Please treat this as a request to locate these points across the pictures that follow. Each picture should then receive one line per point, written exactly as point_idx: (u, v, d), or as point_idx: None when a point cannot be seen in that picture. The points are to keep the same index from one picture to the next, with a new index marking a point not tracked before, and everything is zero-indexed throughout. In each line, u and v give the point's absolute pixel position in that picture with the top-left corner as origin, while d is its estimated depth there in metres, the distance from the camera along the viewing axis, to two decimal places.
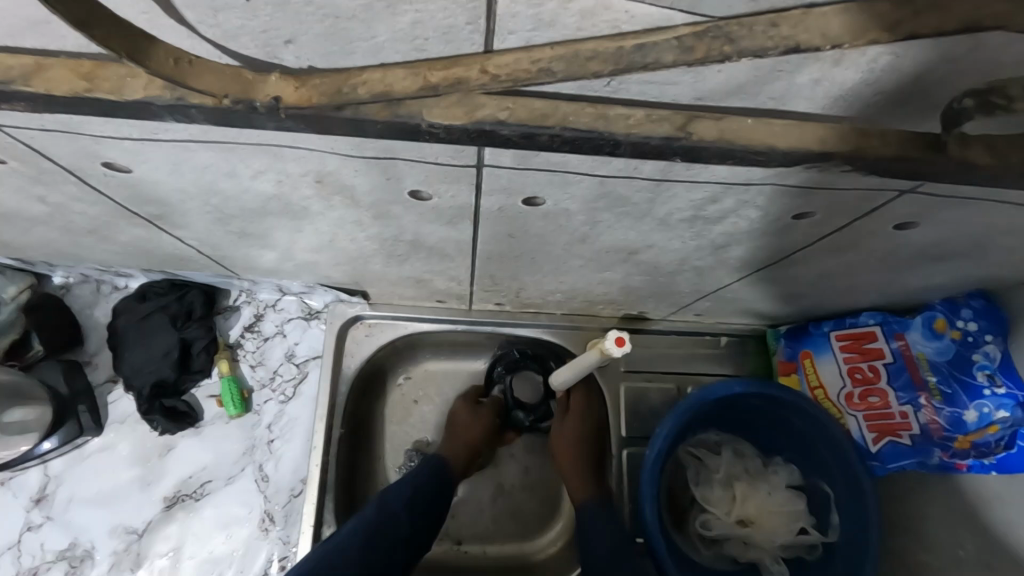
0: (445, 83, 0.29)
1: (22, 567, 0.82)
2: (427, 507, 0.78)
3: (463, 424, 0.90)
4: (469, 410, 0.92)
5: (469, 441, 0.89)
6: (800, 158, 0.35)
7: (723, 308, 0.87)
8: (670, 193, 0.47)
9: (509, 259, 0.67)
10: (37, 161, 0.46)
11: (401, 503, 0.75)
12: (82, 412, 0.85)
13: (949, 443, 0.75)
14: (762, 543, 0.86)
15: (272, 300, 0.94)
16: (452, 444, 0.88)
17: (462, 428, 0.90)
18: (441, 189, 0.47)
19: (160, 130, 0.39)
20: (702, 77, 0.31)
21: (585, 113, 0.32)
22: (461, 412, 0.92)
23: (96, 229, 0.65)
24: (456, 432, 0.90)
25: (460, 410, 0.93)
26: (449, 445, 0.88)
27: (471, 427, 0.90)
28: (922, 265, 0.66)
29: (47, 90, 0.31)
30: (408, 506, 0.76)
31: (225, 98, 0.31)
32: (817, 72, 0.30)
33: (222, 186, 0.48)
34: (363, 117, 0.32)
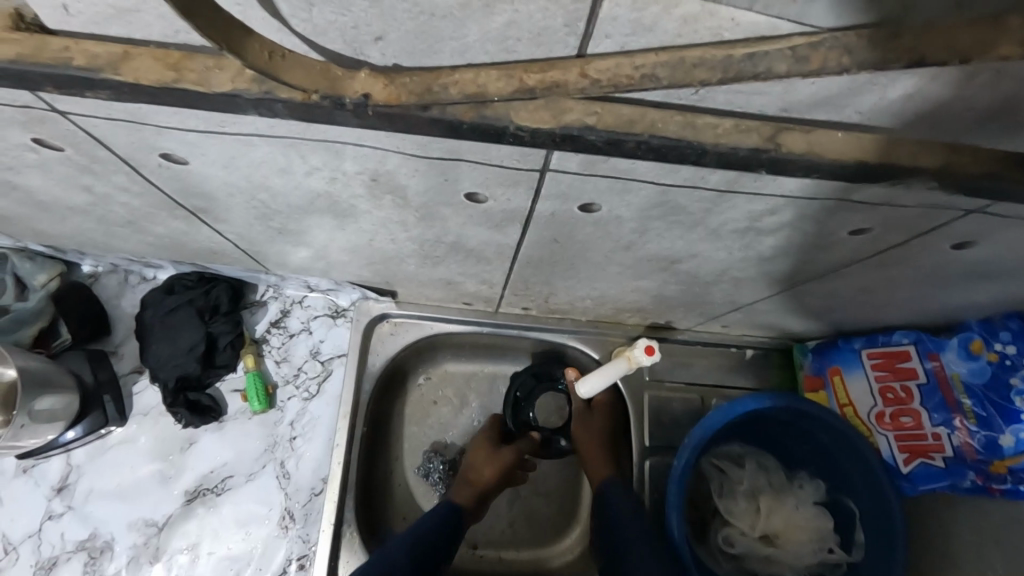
0: (540, 85, 0.28)
1: (42, 557, 0.82)
2: (434, 549, 0.76)
3: (479, 464, 0.88)
4: (488, 454, 0.89)
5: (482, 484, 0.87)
6: (886, 174, 0.34)
7: (753, 320, 0.86)
8: (729, 204, 0.46)
9: (547, 265, 0.66)
10: (92, 149, 0.45)
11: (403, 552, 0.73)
12: (107, 403, 0.85)
13: (983, 466, 0.74)
14: (786, 560, 0.84)
15: (299, 297, 0.94)
16: (466, 489, 0.87)
17: (478, 469, 0.88)
18: (497, 192, 0.46)
19: (228, 123, 0.38)
20: (793, 88, 0.30)
21: (674, 121, 0.32)
22: (479, 457, 0.89)
23: (135, 220, 0.64)
24: (472, 473, 0.88)
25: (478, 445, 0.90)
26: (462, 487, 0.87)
27: (490, 464, 0.88)
28: (967, 285, 0.65)
29: (134, 79, 0.30)
30: (411, 554, 0.73)
31: (312, 94, 0.30)
32: (912, 86, 0.30)
33: (276, 182, 0.48)
34: (449, 117, 0.31)
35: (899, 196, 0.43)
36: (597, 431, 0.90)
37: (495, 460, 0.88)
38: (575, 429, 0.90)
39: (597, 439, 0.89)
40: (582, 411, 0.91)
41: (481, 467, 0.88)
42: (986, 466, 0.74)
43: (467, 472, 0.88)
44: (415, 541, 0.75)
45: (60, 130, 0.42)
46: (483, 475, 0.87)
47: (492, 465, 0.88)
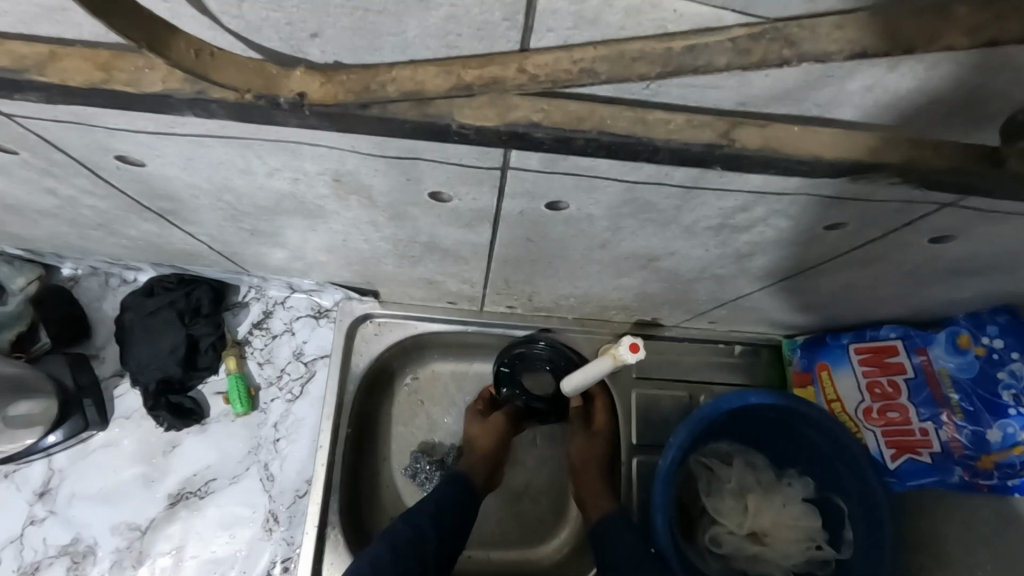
0: (480, 82, 0.27)
1: (24, 562, 0.81)
2: (454, 517, 0.79)
3: (476, 433, 0.90)
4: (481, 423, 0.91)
5: (485, 451, 0.88)
6: (847, 169, 0.33)
7: (741, 317, 0.85)
8: (699, 201, 0.45)
9: (525, 264, 0.65)
10: (48, 153, 0.45)
11: (427, 518, 0.76)
12: (88, 407, 0.84)
13: (970, 461, 0.73)
14: (774, 558, 0.84)
15: (282, 297, 0.93)
16: (470, 461, 0.88)
17: (476, 438, 0.89)
18: (462, 190, 0.45)
19: (177, 124, 0.37)
20: (746, 82, 0.29)
21: (624, 117, 0.31)
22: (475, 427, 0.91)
23: (106, 223, 0.63)
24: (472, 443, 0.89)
25: (471, 417, 0.92)
26: (465, 460, 0.88)
27: (486, 432, 0.89)
28: (952, 280, 0.64)
29: (63, 81, 0.29)
30: (434, 519, 0.77)
31: (248, 94, 0.29)
32: (870, 79, 0.29)
33: (238, 183, 0.47)
34: (390, 116, 0.30)
35: (871, 191, 0.41)
36: (596, 454, 0.89)
37: (489, 426, 0.90)
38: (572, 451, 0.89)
39: (593, 463, 0.88)
40: (582, 434, 0.90)
41: (477, 436, 0.90)
42: (972, 461, 0.73)
43: (468, 444, 0.90)
44: (437, 506, 0.78)
45: (10, 133, 0.41)
46: (481, 443, 0.89)
47: (488, 432, 0.89)
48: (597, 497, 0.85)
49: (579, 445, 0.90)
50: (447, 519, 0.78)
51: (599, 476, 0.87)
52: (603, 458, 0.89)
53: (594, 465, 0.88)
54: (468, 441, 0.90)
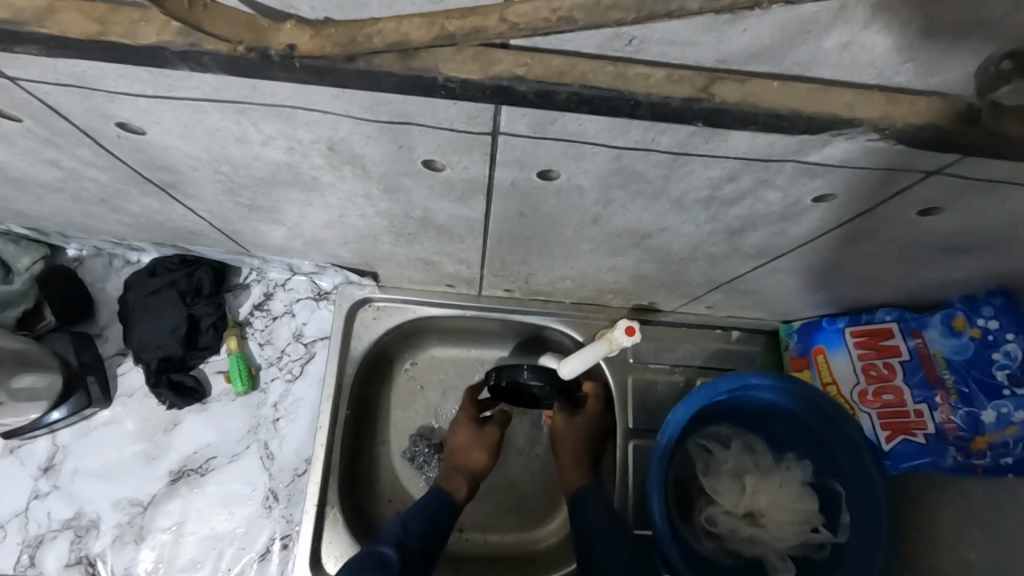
0: (461, 31, 0.28)
1: (28, 535, 0.83)
2: (423, 547, 0.75)
3: (467, 447, 0.88)
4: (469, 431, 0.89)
5: (472, 464, 0.87)
6: (825, 124, 0.34)
7: (736, 301, 0.85)
8: (686, 169, 0.45)
9: (520, 241, 0.66)
10: (50, 120, 0.46)
11: (392, 548, 0.72)
12: (92, 383, 0.85)
13: (965, 442, 0.73)
14: (770, 540, 0.84)
15: (282, 280, 0.94)
16: (455, 478, 0.85)
17: (467, 454, 0.87)
18: (454, 159, 0.46)
19: (174, 86, 0.38)
20: (725, 37, 0.30)
21: (606, 72, 0.31)
22: (462, 436, 0.88)
23: (108, 198, 0.65)
24: (463, 457, 0.87)
25: (461, 425, 0.89)
26: (452, 475, 0.85)
27: (478, 447, 0.88)
28: (945, 258, 0.64)
29: (60, 32, 0.30)
30: (400, 551, 0.72)
31: (239, 46, 0.30)
32: (846, 35, 0.29)
33: (234, 153, 0.48)
34: (377, 69, 0.31)
35: (857, 158, 0.42)
36: (579, 435, 0.89)
37: (482, 440, 0.88)
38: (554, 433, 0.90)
39: (578, 442, 0.89)
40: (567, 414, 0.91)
41: (468, 450, 0.88)
42: (966, 442, 0.73)
43: (455, 457, 0.87)
44: (404, 536, 0.74)
45: (13, 98, 0.43)
46: (473, 459, 0.87)
47: (481, 447, 0.88)
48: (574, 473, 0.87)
49: (562, 426, 0.90)
50: (415, 553, 0.74)
51: (580, 458, 0.88)
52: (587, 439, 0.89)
53: (576, 446, 0.89)
54: (457, 454, 0.88)
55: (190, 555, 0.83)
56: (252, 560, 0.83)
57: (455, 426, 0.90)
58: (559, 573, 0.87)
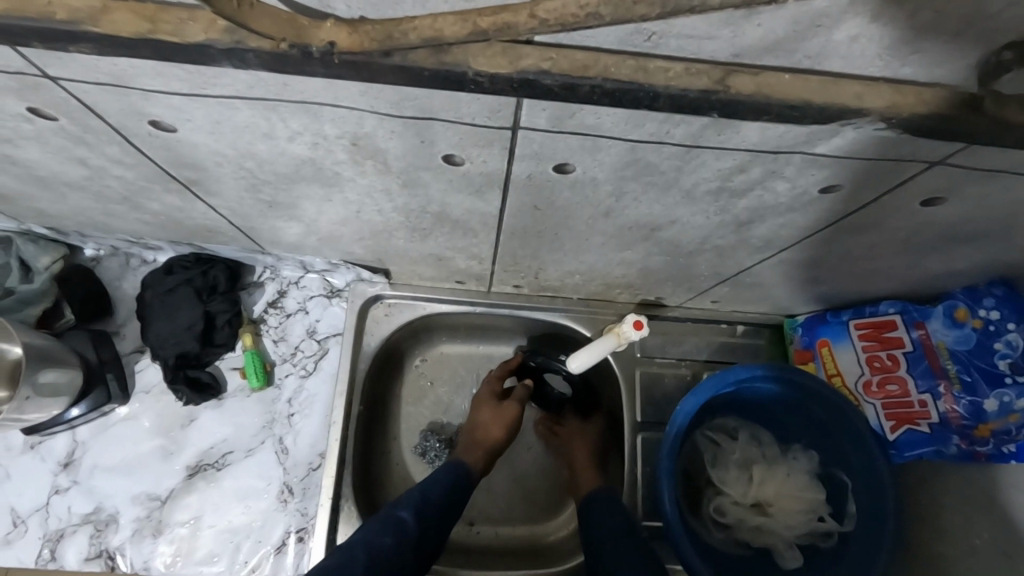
0: (493, 28, 0.29)
1: (49, 530, 0.84)
2: (439, 515, 0.76)
3: (488, 422, 0.89)
4: (493, 408, 0.91)
5: (492, 442, 0.88)
6: (834, 114, 0.35)
7: (742, 295, 0.87)
8: (698, 161, 0.47)
9: (532, 236, 0.68)
10: (85, 119, 0.48)
11: (409, 513, 0.73)
12: (111, 380, 0.87)
13: (968, 430, 0.75)
14: (777, 529, 0.85)
15: (295, 278, 0.95)
16: (472, 450, 0.87)
17: (486, 429, 0.89)
18: (473, 153, 0.48)
19: (209, 84, 0.40)
20: (740, 31, 0.31)
21: (626, 66, 0.33)
22: (485, 413, 0.90)
23: (131, 196, 0.66)
24: (482, 431, 0.88)
25: (486, 404, 0.91)
26: (470, 447, 0.87)
27: (498, 423, 0.89)
28: (947, 248, 0.65)
29: (113, 32, 0.32)
30: (417, 516, 0.73)
31: (281, 43, 0.32)
32: (854, 29, 0.31)
33: (260, 149, 0.50)
34: (410, 65, 0.33)
35: (862, 148, 0.44)
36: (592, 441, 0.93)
37: (501, 416, 0.90)
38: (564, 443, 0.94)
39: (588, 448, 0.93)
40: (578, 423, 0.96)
41: (488, 426, 0.89)
42: (970, 430, 0.75)
43: (474, 431, 0.89)
44: (421, 502, 0.75)
45: (52, 97, 0.44)
46: (490, 433, 0.89)
47: (500, 423, 0.89)
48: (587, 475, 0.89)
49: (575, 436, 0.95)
50: (430, 519, 0.74)
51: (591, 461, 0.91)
52: (597, 447, 0.93)
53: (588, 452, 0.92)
54: (478, 429, 0.89)
55: (208, 547, 0.84)
56: (269, 552, 0.84)
57: (480, 404, 0.92)
58: (571, 562, 0.88)
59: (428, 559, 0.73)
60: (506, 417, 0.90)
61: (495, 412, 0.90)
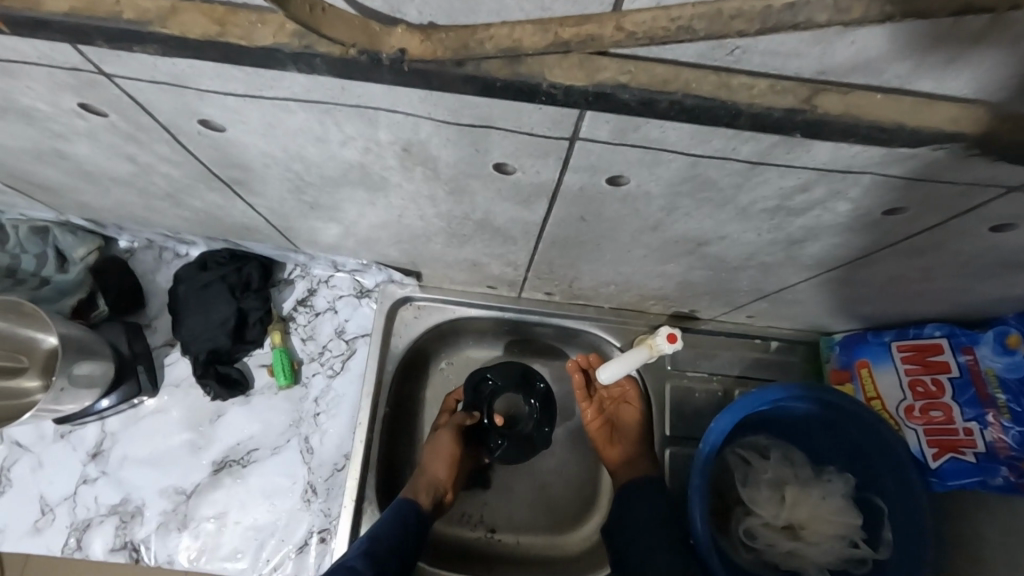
0: (575, 39, 0.28)
1: (77, 519, 0.85)
2: (395, 552, 0.75)
3: (436, 457, 0.87)
4: (433, 445, 0.88)
5: (434, 480, 0.86)
6: (925, 139, 0.33)
7: (780, 311, 0.84)
8: (760, 179, 0.45)
9: (574, 246, 0.66)
10: (135, 116, 0.47)
11: (360, 558, 0.72)
12: (141, 371, 0.88)
13: (1016, 462, 0.71)
14: (809, 554, 0.83)
15: (326, 276, 0.95)
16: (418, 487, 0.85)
17: (434, 467, 0.86)
18: (526, 163, 0.47)
19: (266, 86, 0.39)
20: (832, 49, 0.30)
21: (708, 81, 0.32)
22: (426, 452, 0.88)
23: (173, 193, 0.66)
24: (427, 468, 0.86)
25: (438, 438, 0.88)
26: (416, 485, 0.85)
27: (437, 460, 0.87)
28: (1007, 274, 0.62)
29: (181, 33, 0.31)
30: (369, 561, 0.72)
31: (351, 48, 0.31)
32: (958, 47, 0.29)
33: (309, 151, 0.49)
34: (483, 74, 0.31)
35: (938, 171, 0.42)
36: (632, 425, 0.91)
37: (443, 451, 0.87)
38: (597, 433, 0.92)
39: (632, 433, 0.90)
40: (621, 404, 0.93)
41: (428, 464, 0.87)
42: (1018, 462, 0.71)
43: (424, 469, 0.86)
44: (372, 544, 0.74)
45: (107, 94, 0.44)
46: (434, 472, 0.86)
47: (442, 459, 0.86)
48: (629, 466, 0.87)
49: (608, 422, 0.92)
50: (385, 559, 0.73)
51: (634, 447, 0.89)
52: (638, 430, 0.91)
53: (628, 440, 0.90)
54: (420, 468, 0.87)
55: (232, 544, 0.84)
56: (292, 551, 0.84)
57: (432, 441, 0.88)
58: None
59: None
60: (445, 453, 0.87)
61: (434, 448, 0.87)
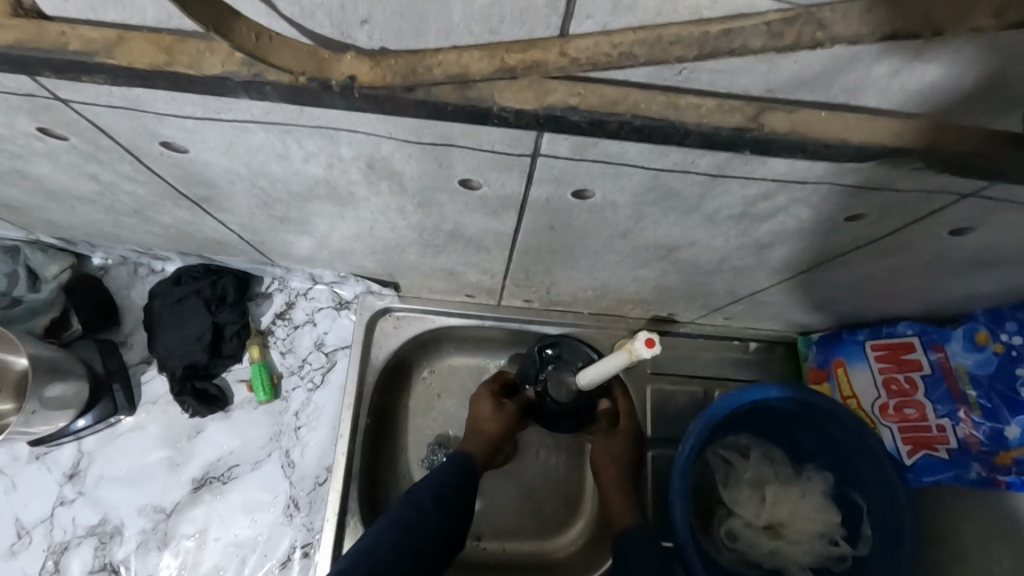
0: (522, 65, 0.29)
1: (54, 541, 0.84)
2: (455, 497, 0.77)
3: (487, 416, 0.88)
4: (490, 403, 0.89)
5: (490, 436, 0.86)
6: (871, 153, 0.34)
7: (756, 313, 0.85)
8: (722, 189, 0.46)
9: (547, 254, 0.66)
10: (95, 138, 0.47)
11: (429, 498, 0.74)
12: (117, 390, 0.87)
13: (988, 457, 0.72)
14: (790, 552, 0.84)
15: (304, 288, 0.94)
16: (474, 441, 0.86)
17: (486, 422, 0.87)
18: (490, 177, 0.47)
19: (224, 109, 0.39)
20: (776, 68, 0.30)
21: (656, 101, 0.32)
22: (483, 406, 0.88)
23: (142, 210, 0.65)
24: (476, 426, 0.87)
25: (481, 396, 0.89)
26: (470, 441, 0.86)
27: (491, 418, 0.87)
28: (972, 273, 0.64)
29: (128, 63, 0.31)
30: (437, 500, 0.74)
31: (301, 76, 0.31)
32: (896, 65, 0.30)
33: (274, 169, 0.49)
34: (434, 99, 0.32)
35: (894, 180, 0.42)
36: (620, 456, 0.86)
37: (499, 414, 0.88)
38: (598, 456, 0.86)
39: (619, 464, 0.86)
40: (604, 434, 0.87)
41: (484, 419, 0.87)
42: (990, 457, 0.72)
43: (474, 425, 0.88)
44: (439, 487, 0.76)
45: (64, 118, 0.44)
46: (488, 429, 0.87)
47: (496, 420, 0.87)
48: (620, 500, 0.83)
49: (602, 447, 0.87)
50: (448, 503, 0.75)
51: (624, 477, 0.85)
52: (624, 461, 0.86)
53: (620, 466, 0.86)
54: (476, 419, 0.88)
55: (214, 561, 0.83)
56: (275, 566, 0.83)
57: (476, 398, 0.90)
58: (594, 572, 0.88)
59: (456, 538, 0.75)
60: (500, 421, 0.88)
61: (491, 411, 0.88)
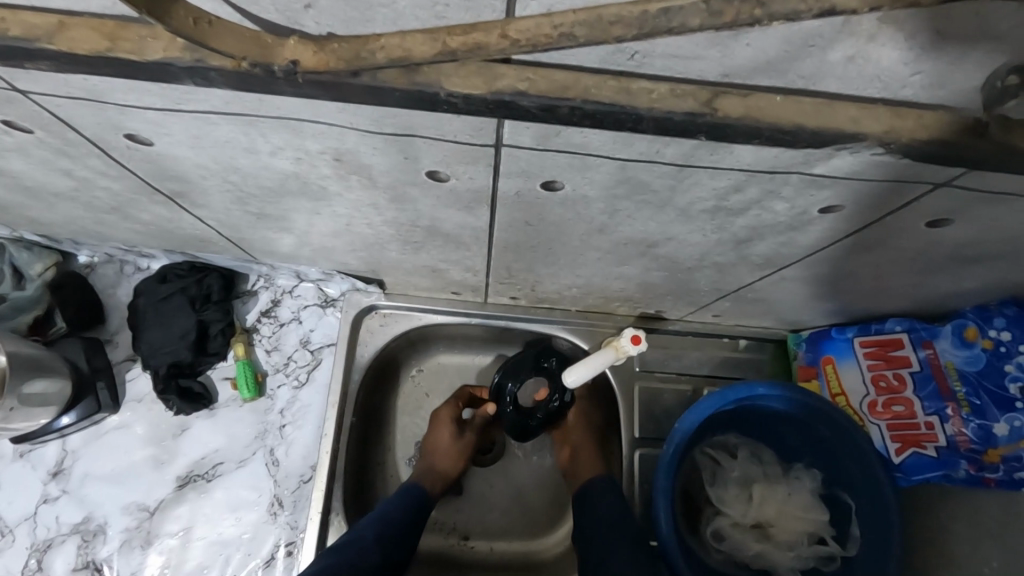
0: (463, 47, 0.28)
1: (37, 539, 0.84)
2: (400, 538, 0.75)
3: (442, 450, 0.88)
4: (450, 434, 0.88)
5: (448, 466, 0.87)
6: (829, 138, 0.34)
7: (745, 310, 0.84)
8: (693, 180, 0.45)
9: (527, 251, 0.66)
10: (62, 132, 0.47)
11: (371, 539, 0.72)
12: (101, 388, 0.87)
13: (977, 455, 0.71)
14: (779, 552, 0.82)
15: (290, 286, 0.94)
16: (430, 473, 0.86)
17: (443, 453, 0.87)
18: (458, 170, 0.46)
19: (183, 100, 0.39)
20: (728, 51, 0.30)
21: (608, 86, 0.32)
22: (443, 437, 0.88)
23: (120, 207, 0.65)
24: (433, 457, 0.87)
25: (441, 424, 0.89)
26: (425, 473, 0.86)
27: (453, 451, 0.88)
28: (957, 268, 0.63)
29: (70, 49, 0.32)
30: (380, 541, 0.72)
31: (243, 61, 0.31)
32: (851, 48, 0.29)
33: (243, 162, 0.48)
34: (381, 84, 0.32)
35: (865, 170, 0.42)
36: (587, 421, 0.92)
37: (457, 443, 0.88)
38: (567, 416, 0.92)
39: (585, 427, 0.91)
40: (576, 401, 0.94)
41: (444, 453, 0.87)
42: (978, 455, 0.71)
43: (429, 452, 0.88)
44: (382, 527, 0.74)
45: (26, 111, 0.44)
46: (449, 461, 0.87)
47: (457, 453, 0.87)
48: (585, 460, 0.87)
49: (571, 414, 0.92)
50: (392, 543, 0.74)
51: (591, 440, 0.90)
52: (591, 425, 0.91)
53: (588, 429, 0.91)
54: (433, 452, 0.88)
55: (197, 560, 0.83)
56: (258, 565, 0.83)
57: (436, 426, 0.89)
58: None
59: None
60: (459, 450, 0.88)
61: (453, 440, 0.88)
